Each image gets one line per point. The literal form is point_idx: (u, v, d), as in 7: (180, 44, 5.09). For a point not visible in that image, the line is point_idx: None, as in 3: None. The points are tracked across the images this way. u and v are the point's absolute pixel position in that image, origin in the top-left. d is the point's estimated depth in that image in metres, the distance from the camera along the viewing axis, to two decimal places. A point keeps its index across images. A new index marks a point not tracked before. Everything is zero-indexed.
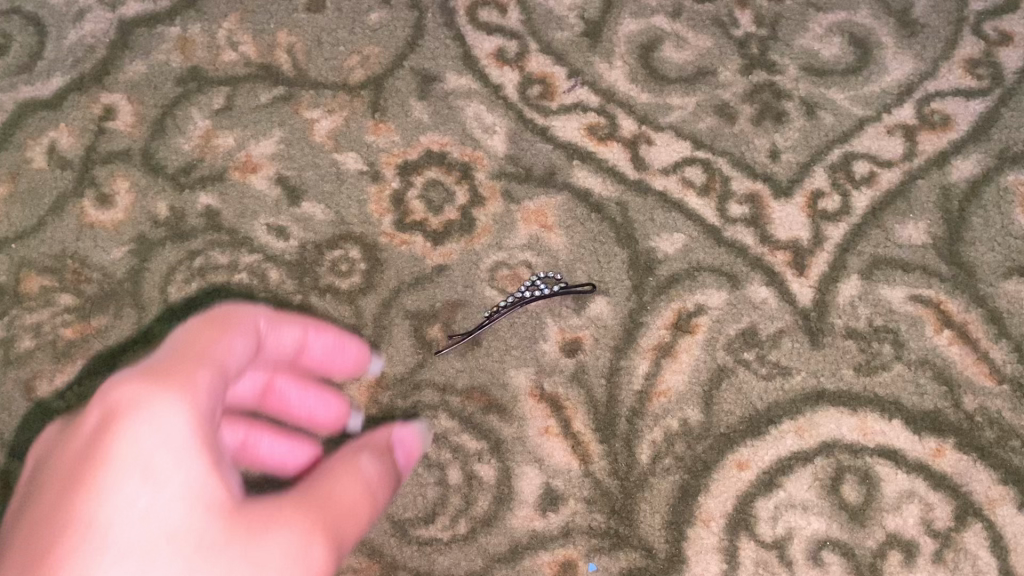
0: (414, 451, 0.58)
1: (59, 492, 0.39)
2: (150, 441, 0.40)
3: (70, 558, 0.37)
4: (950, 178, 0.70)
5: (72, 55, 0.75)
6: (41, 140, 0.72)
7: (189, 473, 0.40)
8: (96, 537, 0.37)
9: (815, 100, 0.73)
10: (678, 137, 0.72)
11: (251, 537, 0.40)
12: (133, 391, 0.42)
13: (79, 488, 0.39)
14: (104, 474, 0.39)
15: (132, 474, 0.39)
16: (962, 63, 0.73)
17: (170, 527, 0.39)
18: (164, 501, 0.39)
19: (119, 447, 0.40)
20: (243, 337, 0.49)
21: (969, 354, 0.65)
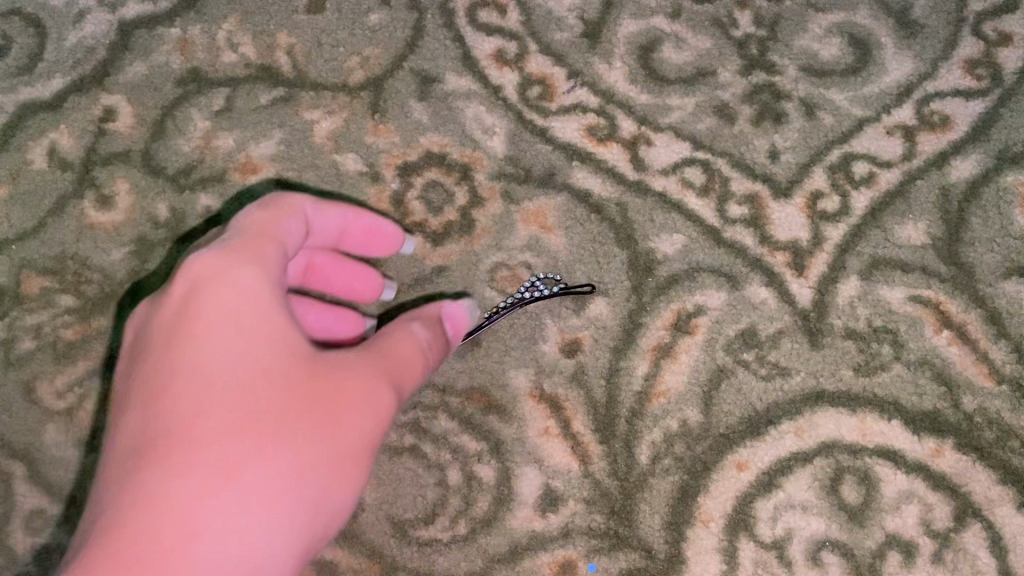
0: (461, 326, 0.62)
1: (167, 356, 0.49)
2: (237, 308, 0.50)
3: (188, 403, 0.47)
4: (950, 178, 0.70)
5: (73, 56, 0.75)
6: (42, 141, 0.73)
7: (271, 333, 0.50)
8: (204, 390, 0.47)
9: (815, 101, 0.73)
10: (678, 138, 0.72)
11: (327, 382, 0.50)
12: (217, 268, 0.51)
13: (185, 350, 0.48)
14: (203, 337, 0.49)
15: (225, 338, 0.49)
16: (961, 63, 0.73)
17: (259, 380, 0.48)
18: (252, 358, 0.48)
19: (211, 315, 0.49)
20: (298, 221, 0.58)
21: (968, 354, 0.65)
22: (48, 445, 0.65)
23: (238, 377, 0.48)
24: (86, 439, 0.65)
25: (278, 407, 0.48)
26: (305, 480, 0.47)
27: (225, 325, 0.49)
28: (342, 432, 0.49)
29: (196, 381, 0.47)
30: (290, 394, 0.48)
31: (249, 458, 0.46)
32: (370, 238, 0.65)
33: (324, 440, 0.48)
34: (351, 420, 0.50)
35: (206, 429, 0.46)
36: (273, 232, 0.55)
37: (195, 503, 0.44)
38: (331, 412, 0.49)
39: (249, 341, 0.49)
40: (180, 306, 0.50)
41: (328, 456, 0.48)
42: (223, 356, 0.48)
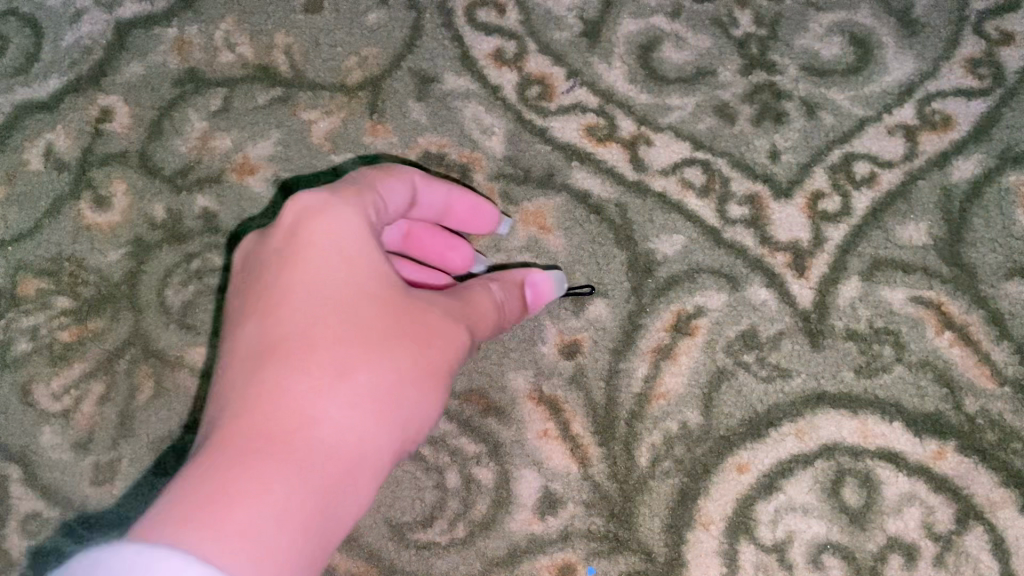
0: (543, 297, 0.64)
1: (278, 280, 0.51)
2: (344, 239, 0.52)
3: (299, 324, 0.50)
4: (951, 178, 0.70)
5: (70, 56, 0.75)
6: (39, 142, 0.72)
7: (374, 266, 0.52)
8: (313, 312, 0.50)
9: (815, 100, 0.72)
10: (678, 138, 0.72)
11: (420, 314, 0.52)
12: (325, 202, 0.52)
13: (295, 276, 0.51)
14: (313, 264, 0.51)
15: (332, 267, 0.51)
16: (962, 62, 0.73)
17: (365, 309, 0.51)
18: (359, 286, 0.51)
19: (319, 245, 0.51)
20: (400, 183, 0.59)
21: (970, 356, 0.65)
22: (44, 448, 0.64)
23: (343, 300, 0.50)
24: (81, 443, 0.64)
25: (379, 327, 0.50)
26: (401, 396, 0.50)
27: (331, 252, 0.51)
28: (433, 360, 0.52)
29: (305, 301, 0.50)
30: (388, 318, 0.51)
31: (353, 374, 0.48)
32: (471, 218, 0.66)
33: (418, 362, 0.51)
34: (444, 347, 0.52)
35: (316, 345, 0.49)
36: (375, 184, 0.57)
37: (307, 409, 0.47)
38: (426, 336, 0.52)
39: (354, 269, 0.51)
40: (290, 232, 0.52)
41: (421, 376, 0.51)
42: (329, 279, 0.50)
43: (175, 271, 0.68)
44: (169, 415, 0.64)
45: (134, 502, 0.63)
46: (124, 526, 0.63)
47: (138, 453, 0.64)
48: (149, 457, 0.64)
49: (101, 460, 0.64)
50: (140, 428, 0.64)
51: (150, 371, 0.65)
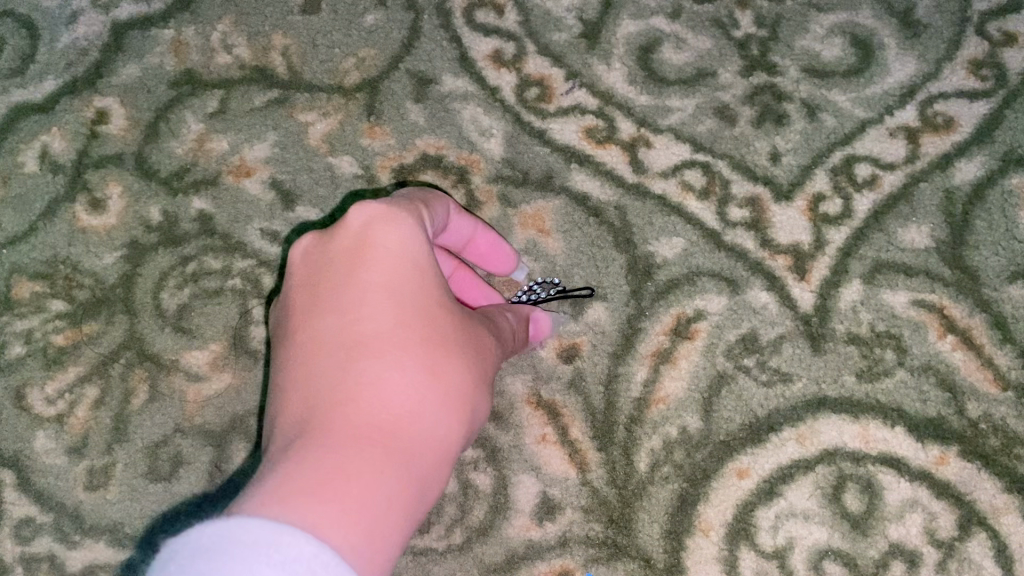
0: (542, 332, 0.65)
1: (349, 276, 0.50)
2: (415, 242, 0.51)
3: (373, 319, 0.48)
4: (954, 180, 0.69)
5: (66, 58, 0.74)
6: (34, 144, 0.72)
7: (437, 273, 0.52)
8: (388, 307, 0.49)
9: (817, 102, 0.72)
10: (677, 140, 0.71)
11: (470, 330, 0.53)
12: (395, 208, 0.52)
13: (369, 271, 0.49)
14: (386, 259, 0.50)
15: (405, 267, 0.50)
16: (965, 64, 0.72)
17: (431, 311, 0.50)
18: (426, 290, 0.50)
19: (391, 244, 0.50)
20: (448, 210, 0.58)
21: (972, 360, 0.64)
22: (38, 453, 0.64)
23: (419, 306, 0.50)
24: (76, 447, 0.63)
25: (449, 337, 0.50)
26: (470, 406, 0.50)
27: (406, 259, 0.50)
28: (482, 376, 0.52)
29: (386, 303, 0.49)
30: (453, 330, 0.51)
31: (434, 379, 0.48)
32: (493, 255, 0.65)
33: (480, 374, 0.51)
34: (490, 366, 0.53)
35: (400, 348, 0.48)
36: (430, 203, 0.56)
37: (400, 409, 0.46)
38: (478, 354, 0.52)
39: (426, 280, 0.51)
40: (359, 237, 0.51)
41: (482, 389, 0.51)
42: (407, 284, 0.50)
43: (170, 275, 0.67)
44: (164, 419, 0.64)
45: (128, 507, 0.62)
46: (115, 531, 0.62)
47: (133, 457, 0.63)
48: (144, 462, 0.63)
49: (95, 465, 0.63)
50: (134, 432, 0.64)
51: (145, 375, 0.65)
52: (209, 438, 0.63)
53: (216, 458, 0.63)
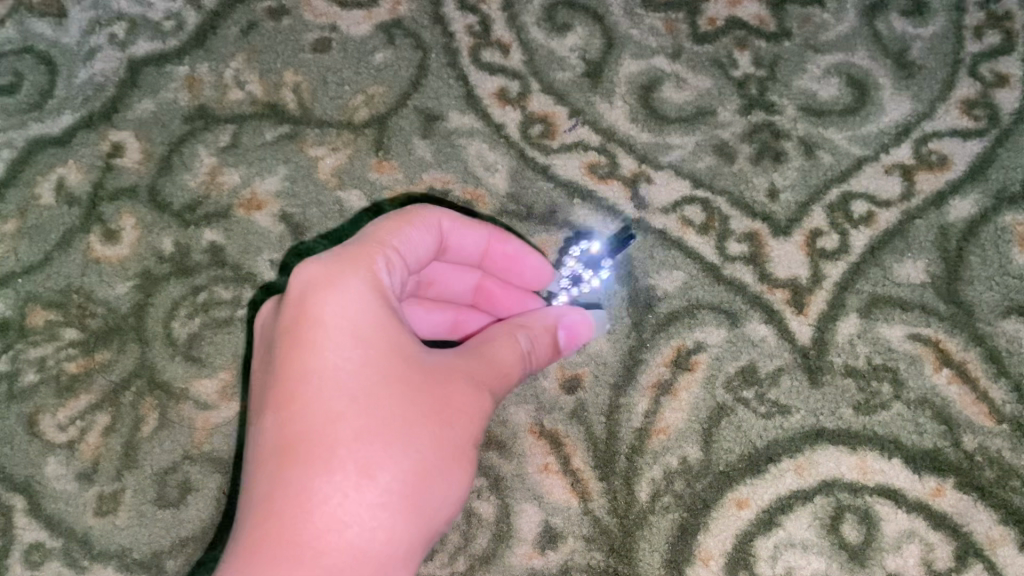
0: (579, 337, 0.62)
1: (291, 356, 0.51)
2: (351, 306, 0.51)
3: (310, 403, 0.49)
4: (948, 218, 0.71)
5: (84, 94, 0.77)
6: (50, 176, 0.74)
7: (383, 335, 0.51)
8: (328, 386, 0.50)
9: (814, 140, 0.74)
10: (678, 176, 0.73)
11: (434, 383, 0.52)
12: (334, 272, 0.52)
13: (308, 350, 0.50)
14: (322, 334, 0.51)
15: (344, 338, 0.51)
16: (959, 103, 0.76)
17: (376, 378, 0.50)
18: (368, 358, 0.51)
19: (326, 316, 0.51)
20: (424, 233, 0.58)
21: (967, 393, 0.66)
22: (49, 479, 0.64)
23: (361, 381, 0.50)
24: (86, 474, 0.64)
25: (398, 414, 0.50)
26: (429, 482, 0.50)
27: (343, 331, 0.51)
28: (450, 431, 0.52)
29: (322, 384, 0.50)
30: (409, 398, 0.51)
31: (374, 464, 0.49)
32: (514, 264, 0.65)
33: (442, 447, 0.51)
34: (467, 414, 0.53)
35: (335, 435, 0.49)
36: (388, 242, 0.55)
37: (333, 511, 0.47)
38: (444, 410, 0.52)
39: (368, 349, 0.51)
40: (298, 312, 0.51)
41: (448, 445, 0.51)
42: (345, 359, 0.50)
43: (182, 304, 0.69)
44: (173, 446, 0.65)
45: (136, 533, 0.63)
46: (123, 557, 0.63)
47: (142, 484, 0.64)
48: (153, 488, 0.64)
49: (104, 491, 0.64)
50: (144, 459, 0.65)
51: (155, 403, 0.66)
52: (216, 466, 0.64)
53: (222, 486, 0.64)
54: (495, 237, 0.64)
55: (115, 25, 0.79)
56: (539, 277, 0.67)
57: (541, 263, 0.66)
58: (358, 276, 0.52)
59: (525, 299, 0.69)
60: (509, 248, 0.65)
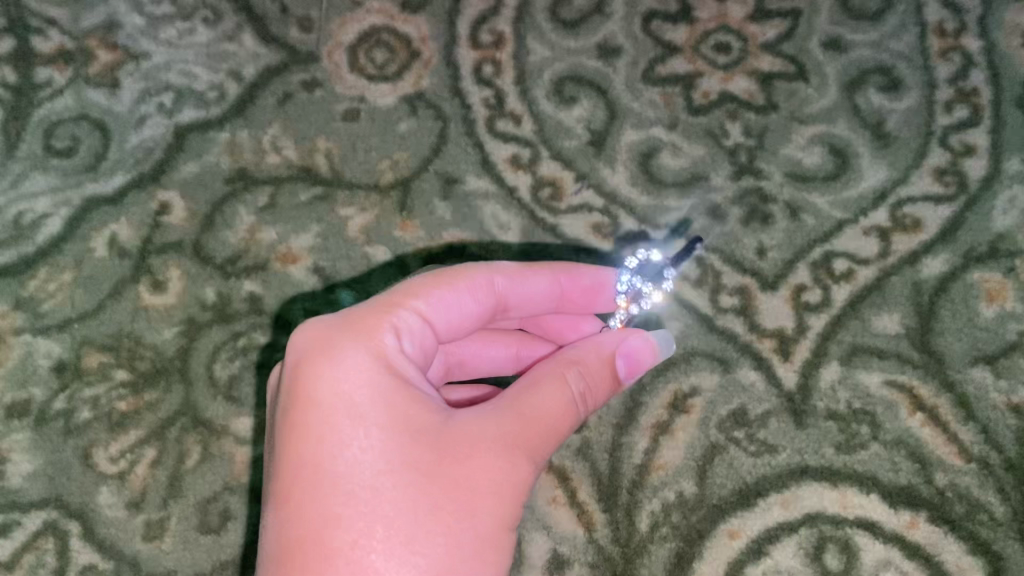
0: (644, 362, 0.60)
1: (292, 450, 0.51)
2: (346, 392, 0.52)
3: (309, 501, 0.50)
4: (921, 275, 0.79)
5: (135, 158, 0.85)
6: (104, 232, 0.81)
7: (382, 421, 0.51)
8: (326, 482, 0.50)
9: (799, 204, 0.82)
10: (674, 236, 0.81)
11: (444, 465, 0.51)
12: (331, 357, 0.53)
13: (306, 443, 0.51)
14: (318, 425, 0.51)
15: (341, 429, 0.51)
16: (931, 171, 0.84)
17: (377, 468, 0.50)
18: (367, 448, 0.51)
19: (322, 404, 0.52)
20: (440, 288, 0.59)
21: (939, 434, 0.72)
22: (100, 507, 0.71)
23: (363, 470, 0.50)
24: (134, 502, 0.71)
25: (401, 509, 0.49)
26: (453, 567, 0.49)
27: (347, 409, 0.52)
28: (464, 521, 0.50)
29: (326, 466, 0.50)
30: (421, 478, 0.50)
31: (384, 552, 0.48)
32: (589, 295, 0.68)
33: (454, 540, 0.49)
34: (485, 500, 0.51)
35: (337, 517, 0.49)
36: (392, 310, 0.56)
37: None
38: (456, 500, 0.50)
39: (372, 426, 0.51)
40: (296, 401, 0.53)
41: (462, 537, 0.50)
42: (342, 450, 0.51)
43: (223, 348, 0.75)
44: (214, 478, 0.71)
45: (180, 557, 0.69)
46: None
47: (186, 512, 0.70)
48: (196, 516, 0.70)
49: (151, 518, 0.70)
50: (188, 489, 0.71)
51: (198, 438, 0.72)
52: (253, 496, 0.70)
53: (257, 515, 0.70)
54: (564, 275, 0.66)
55: (164, 95, 0.87)
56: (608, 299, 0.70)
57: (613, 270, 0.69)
58: (363, 347, 0.54)
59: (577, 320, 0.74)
60: (583, 279, 0.67)
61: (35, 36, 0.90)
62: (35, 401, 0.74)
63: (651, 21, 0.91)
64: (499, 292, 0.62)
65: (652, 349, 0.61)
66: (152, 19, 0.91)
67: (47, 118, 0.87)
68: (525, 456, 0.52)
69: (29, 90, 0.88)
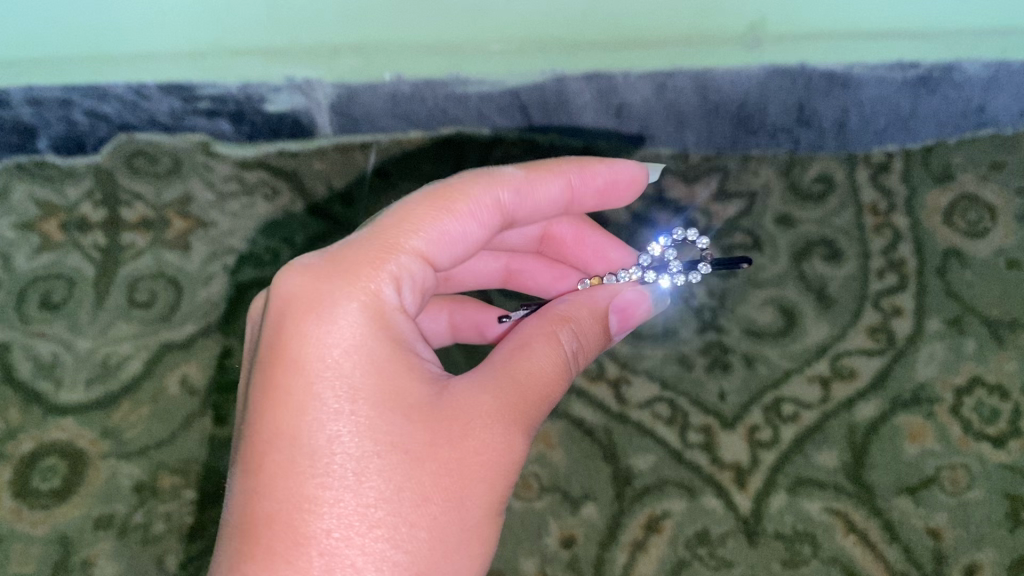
0: (636, 313, 0.79)
1: (292, 404, 0.60)
2: (344, 360, 0.62)
3: (309, 457, 0.59)
4: (855, 417, 0.96)
5: (204, 311, 1.02)
6: (176, 371, 0.98)
7: (378, 392, 0.62)
8: (326, 441, 0.60)
9: (753, 355, 1.00)
10: (650, 381, 0.99)
11: (433, 436, 0.61)
12: (331, 322, 0.63)
13: (306, 403, 0.61)
14: (318, 388, 0.61)
15: (339, 395, 0.61)
16: (865, 329, 1.02)
17: (372, 436, 0.60)
18: (363, 416, 0.61)
19: (323, 368, 0.62)
20: (439, 229, 0.69)
21: (868, 553, 0.90)
22: None
23: (359, 436, 0.60)
24: None
25: (396, 475, 0.60)
26: (441, 525, 0.60)
27: (343, 376, 0.61)
28: (451, 488, 0.61)
29: (321, 432, 0.60)
30: (409, 456, 0.60)
31: (370, 529, 0.59)
32: (603, 194, 0.81)
33: (440, 505, 0.60)
34: (472, 471, 0.62)
35: (324, 492, 0.59)
36: (385, 268, 0.65)
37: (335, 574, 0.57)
38: (444, 468, 0.61)
39: (362, 401, 0.61)
40: (297, 362, 0.62)
41: (448, 503, 0.60)
42: (340, 415, 0.61)
43: None
44: None
45: None
46: None
47: None
48: None
49: None
50: None
51: None
52: None
53: None
54: (574, 175, 0.78)
55: (228, 257, 1.05)
56: (636, 194, 0.85)
57: (635, 168, 0.82)
58: (360, 308, 0.63)
59: (595, 246, 0.93)
60: (599, 178, 0.80)
61: (124, 208, 1.07)
62: (117, 514, 0.92)
63: None
64: (505, 203, 0.73)
65: (643, 300, 0.80)
66: (219, 193, 1.08)
67: (131, 276, 1.05)
68: (507, 431, 0.63)
69: (116, 251, 1.06)
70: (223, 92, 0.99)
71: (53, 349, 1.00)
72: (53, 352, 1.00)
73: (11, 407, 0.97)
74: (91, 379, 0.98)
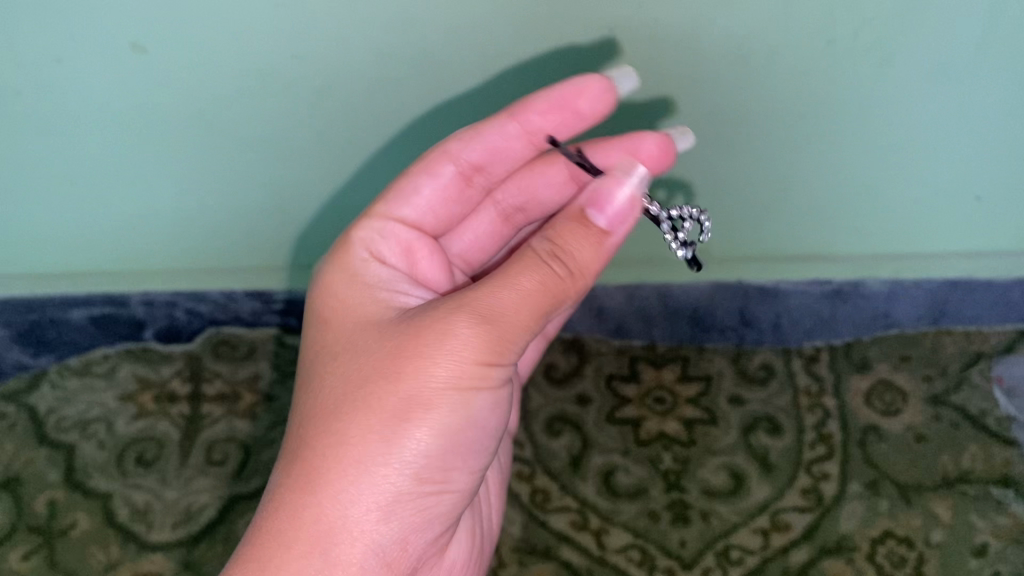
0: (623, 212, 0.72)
1: (319, 331, 0.82)
2: (348, 297, 0.82)
3: (322, 360, 0.79)
4: (790, 561, 1.21)
5: (266, 468, 1.27)
6: (245, 518, 1.23)
7: (372, 314, 0.80)
8: (332, 347, 0.79)
9: (708, 510, 1.25)
10: (625, 530, 1.24)
11: (393, 328, 0.75)
12: (345, 275, 0.84)
13: (326, 327, 0.81)
14: (331, 317, 0.82)
15: (343, 320, 0.81)
16: (799, 490, 1.27)
17: (357, 338, 0.77)
18: (357, 328, 0.79)
19: (336, 303, 0.83)
20: (408, 185, 0.89)
21: None
22: None
23: (349, 340, 0.78)
24: None
25: (362, 358, 0.75)
26: (386, 385, 0.72)
27: (346, 307, 0.82)
28: (394, 357, 0.72)
29: (330, 341, 0.80)
30: (374, 343, 0.75)
31: (330, 408, 0.74)
32: (559, 124, 0.86)
33: (385, 371, 0.72)
34: (413, 336, 0.72)
35: (322, 384, 0.77)
36: (366, 221, 0.88)
37: (313, 431, 0.74)
38: (394, 343, 0.73)
39: (359, 321, 0.79)
40: (323, 305, 0.84)
41: (391, 366, 0.72)
42: (343, 330, 0.80)
43: None
44: None
45: None
46: None
47: None
48: None
49: None
50: None
51: None
52: None
53: None
54: (513, 109, 0.87)
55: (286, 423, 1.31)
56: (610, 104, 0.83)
57: (591, 85, 0.82)
58: (362, 275, 0.84)
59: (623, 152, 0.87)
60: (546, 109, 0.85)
61: (204, 383, 1.35)
62: None
63: (612, 380, 1.37)
64: (463, 159, 0.89)
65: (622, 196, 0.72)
66: (284, 373, 1.35)
67: (210, 439, 1.30)
68: (442, 306, 0.72)
69: (197, 419, 1.32)
70: (294, 296, 1.32)
71: (147, 498, 1.25)
72: (146, 500, 1.25)
73: (112, 543, 1.22)
74: (176, 523, 1.23)
